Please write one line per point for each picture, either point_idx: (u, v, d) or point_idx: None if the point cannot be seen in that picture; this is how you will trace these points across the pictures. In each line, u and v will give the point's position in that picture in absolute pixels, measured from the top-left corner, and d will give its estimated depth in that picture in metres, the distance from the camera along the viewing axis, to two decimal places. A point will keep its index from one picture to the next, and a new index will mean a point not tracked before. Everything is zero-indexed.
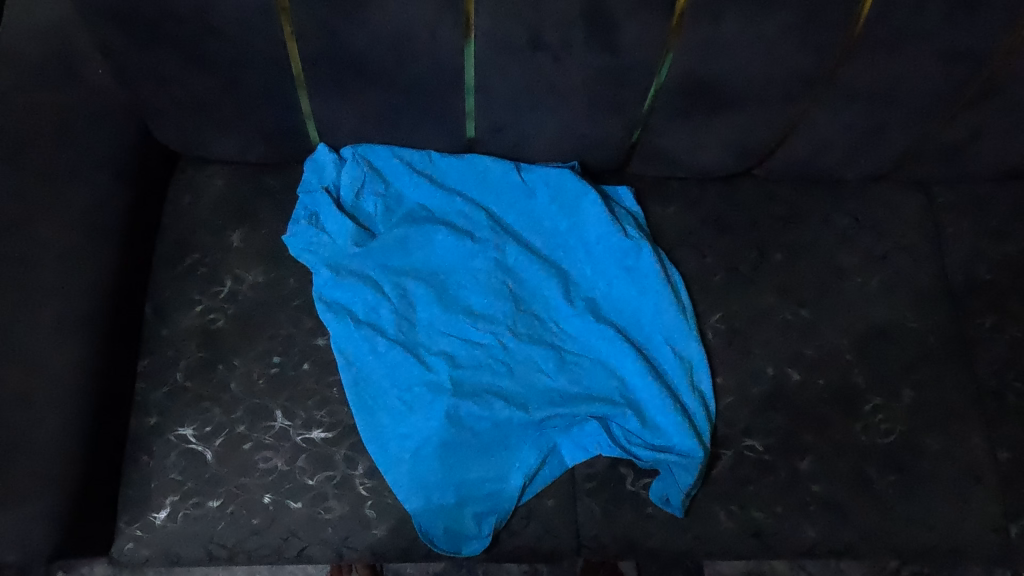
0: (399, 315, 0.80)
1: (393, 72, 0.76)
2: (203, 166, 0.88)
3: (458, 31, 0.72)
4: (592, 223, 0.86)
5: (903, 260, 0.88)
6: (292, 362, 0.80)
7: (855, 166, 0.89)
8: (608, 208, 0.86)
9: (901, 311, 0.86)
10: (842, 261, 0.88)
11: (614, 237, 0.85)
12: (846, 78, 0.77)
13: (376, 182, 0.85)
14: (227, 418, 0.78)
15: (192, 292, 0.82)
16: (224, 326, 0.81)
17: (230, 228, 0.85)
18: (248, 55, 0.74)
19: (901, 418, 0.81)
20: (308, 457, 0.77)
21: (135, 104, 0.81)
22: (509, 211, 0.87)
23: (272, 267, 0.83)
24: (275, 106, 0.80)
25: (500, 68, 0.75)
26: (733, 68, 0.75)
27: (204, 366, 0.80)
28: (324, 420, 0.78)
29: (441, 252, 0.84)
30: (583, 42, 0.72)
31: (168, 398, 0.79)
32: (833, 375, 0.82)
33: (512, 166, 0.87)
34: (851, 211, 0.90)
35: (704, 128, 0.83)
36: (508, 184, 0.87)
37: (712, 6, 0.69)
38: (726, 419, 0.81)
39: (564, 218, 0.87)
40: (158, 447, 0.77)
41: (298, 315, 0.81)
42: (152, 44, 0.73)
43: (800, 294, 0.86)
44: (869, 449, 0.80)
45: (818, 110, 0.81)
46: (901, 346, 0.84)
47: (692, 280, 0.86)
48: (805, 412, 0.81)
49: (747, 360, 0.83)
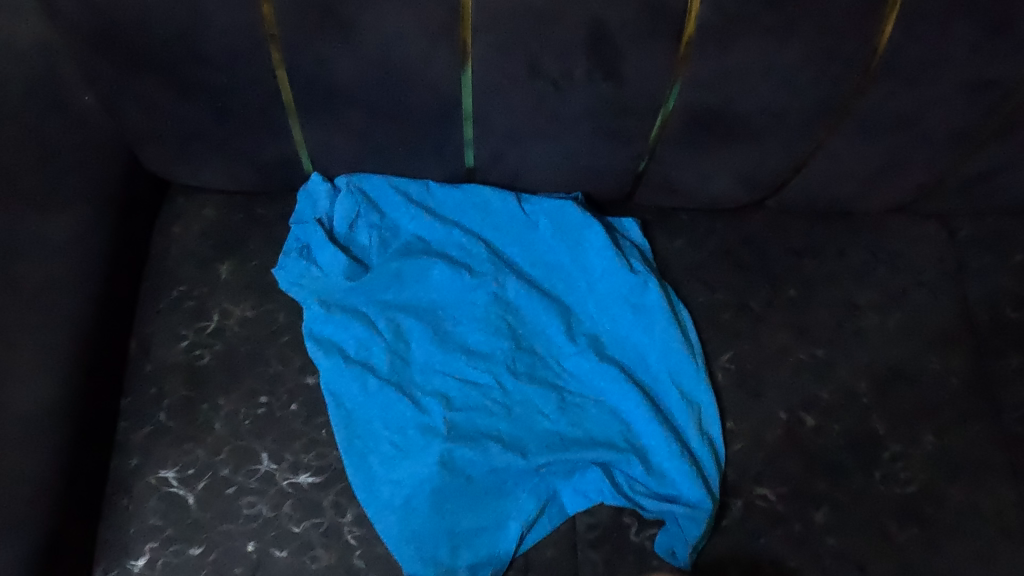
0: (393, 353, 0.77)
1: (388, 100, 0.73)
2: (193, 195, 0.85)
3: (454, 59, 0.69)
4: (596, 257, 0.82)
5: (922, 297, 0.84)
6: (279, 402, 0.76)
7: (872, 199, 0.85)
8: (613, 241, 0.82)
9: (921, 351, 0.81)
10: (858, 299, 0.84)
11: (620, 273, 0.81)
12: (863, 108, 0.73)
13: (371, 213, 0.82)
14: (211, 461, 0.74)
15: (178, 326, 0.79)
16: (210, 363, 0.77)
17: (219, 260, 0.82)
18: (239, 80, 0.71)
19: (921, 466, 0.76)
20: (294, 503, 0.73)
21: (123, 132, 0.78)
22: (510, 244, 0.83)
23: (262, 301, 0.80)
24: (266, 135, 0.77)
25: (499, 96, 0.72)
26: (744, 97, 0.72)
27: (188, 405, 0.76)
28: (312, 464, 0.74)
29: (438, 286, 0.80)
30: (587, 69, 0.69)
31: (150, 439, 0.75)
32: (849, 419, 0.78)
33: (512, 196, 0.83)
34: (868, 245, 0.86)
35: (714, 159, 0.79)
36: (509, 216, 0.83)
37: (722, 34, 0.66)
38: (735, 466, 0.76)
39: (566, 251, 0.83)
40: (139, 490, 0.74)
41: (286, 352, 0.78)
42: (138, 70, 0.71)
43: (813, 333, 0.81)
44: (887, 499, 0.75)
45: (833, 141, 0.77)
46: (922, 389, 0.80)
47: (700, 317, 0.82)
48: (819, 459, 0.76)
49: (758, 403, 0.78)
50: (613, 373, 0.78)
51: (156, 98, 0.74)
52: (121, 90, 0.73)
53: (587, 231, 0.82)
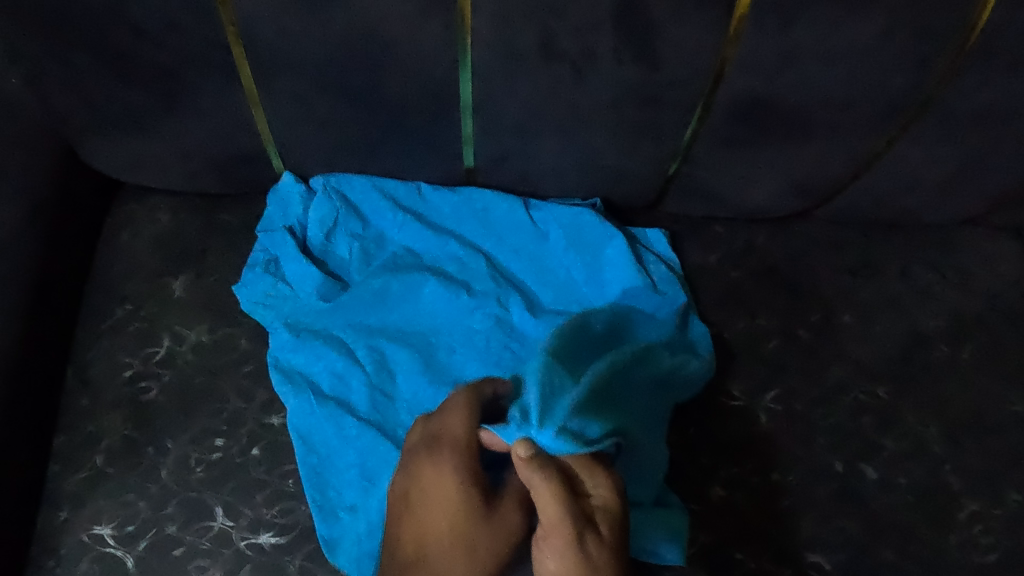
0: (373, 387, 0.64)
1: (371, 83, 0.61)
2: (146, 197, 0.73)
3: (449, 34, 0.57)
4: (615, 275, 0.69)
5: (1001, 324, 0.71)
6: (238, 447, 0.63)
7: (941, 210, 0.72)
8: (635, 254, 0.70)
9: (1001, 389, 0.68)
10: (925, 326, 0.71)
11: (642, 293, 0.68)
12: (947, 98, 0.61)
13: (351, 220, 0.70)
14: (156, 515, 0.61)
15: (121, 353, 0.66)
16: (158, 397, 0.65)
17: (172, 274, 0.70)
18: (191, 58, 0.60)
19: (1005, 530, 0.63)
20: (252, 569, 0.59)
21: (62, 121, 0.67)
22: (514, 258, 0.71)
23: (221, 323, 0.68)
24: (226, 124, 0.65)
25: (505, 80, 0.60)
26: (803, 84, 0.59)
27: (130, 448, 0.63)
28: (275, 521, 0.61)
29: (429, 308, 0.68)
30: (614, 49, 0.57)
31: (84, 487, 0.62)
32: (918, 472, 0.65)
33: (519, 202, 0.71)
34: (933, 263, 0.73)
35: (760, 161, 0.67)
36: (512, 226, 0.71)
37: (782, 5, 0.54)
38: (785, 528, 0.62)
39: (581, 266, 0.70)
40: (68, 550, 0.60)
41: (248, 384, 0.65)
42: (72, 38, 0.59)
43: (873, 367, 0.69)
44: (968, 570, 0.61)
45: (906, 140, 0.64)
46: (1003, 435, 0.66)
47: (739, 347, 0.69)
48: (885, 520, 0.63)
49: (810, 451, 0.65)
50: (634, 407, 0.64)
51: (96, 77, 0.62)
52: (55, 68, 0.62)
53: (604, 246, 0.70)
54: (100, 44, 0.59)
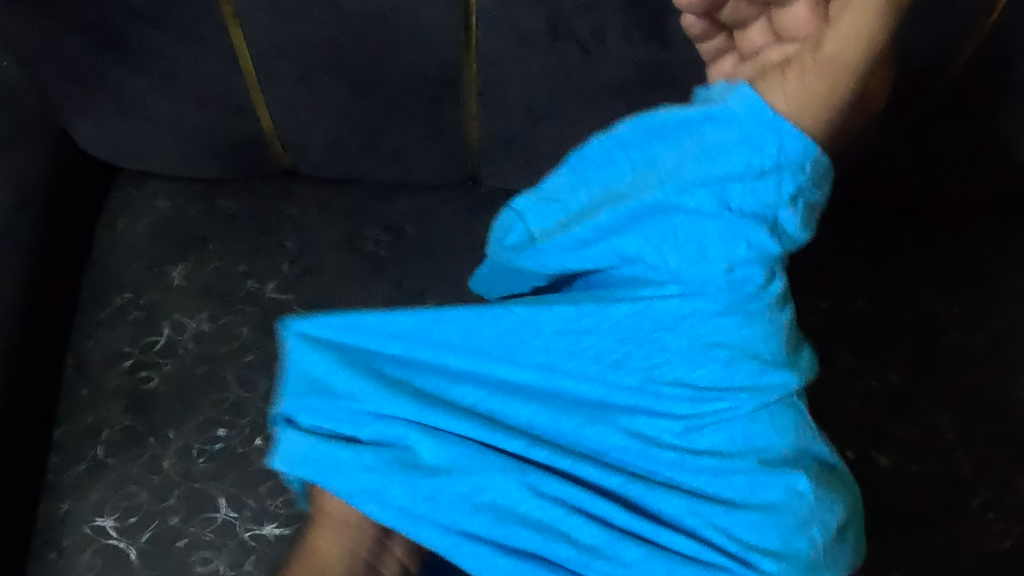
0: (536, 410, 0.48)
1: (373, 67, 0.60)
2: (143, 182, 0.72)
3: (454, 13, 0.56)
4: (736, 227, 0.41)
5: (1014, 308, 0.69)
6: (241, 437, 0.62)
7: (956, 192, 0.70)
8: (772, 217, 0.41)
9: (1016, 374, 0.67)
10: (937, 311, 0.69)
11: (772, 366, 0.43)
12: (956, 77, 0.61)
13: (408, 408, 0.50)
14: (158, 506, 0.60)
15: (122, 342, 0.65)
16: (159, 387, 0.64)
17: (170, 262, 0.68)
18: (189, 40, 0.59)
19: (1020, 517, 0.62)
20: (257, 561, 0.58)
21: (56, 107, 0.66)
22: (723, 199, 0.41)
23: (221, 311, 0.66)
24: (226, 109, 0.64)
25: (511, 62, 0.58)
26: None
27: (131, 439, 0.62)
28: (279, 512, 0.60)
29: (662, 327, 0.44)
30: (623, 29, 0.55)
31: (85, 478, 0.61)
32: (931, 459, 0.63)
33: (686, 190, 0.42)
34: (946, 247, 0.72)
35: None
36: (759, 127, 0.40)
37: None
38: None
39: (726, 237, 0.41)
40: (70, 541, 0.59)
41: (250, 374, 0.64)
42: (65, 19, 0.58)
43: (884, 355, 0.67)
44: (981, 558, 0.60)
45: (914, 121, 0.64)
46: (1018, 422, 0.65)
47: None
48: (895, 508, 0.62)
49: (820, 439, 0.64)
50: (731, 542, 0.44)
51: (90, 60, 0.61)
52: (49, 53, 0.60)
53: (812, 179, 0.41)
54: (96, 27, 0.58)
